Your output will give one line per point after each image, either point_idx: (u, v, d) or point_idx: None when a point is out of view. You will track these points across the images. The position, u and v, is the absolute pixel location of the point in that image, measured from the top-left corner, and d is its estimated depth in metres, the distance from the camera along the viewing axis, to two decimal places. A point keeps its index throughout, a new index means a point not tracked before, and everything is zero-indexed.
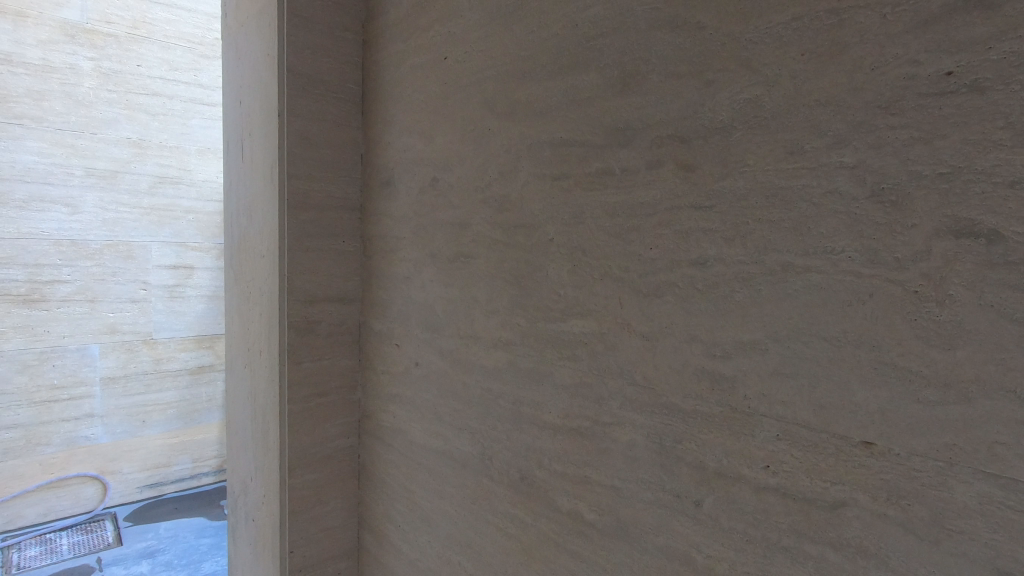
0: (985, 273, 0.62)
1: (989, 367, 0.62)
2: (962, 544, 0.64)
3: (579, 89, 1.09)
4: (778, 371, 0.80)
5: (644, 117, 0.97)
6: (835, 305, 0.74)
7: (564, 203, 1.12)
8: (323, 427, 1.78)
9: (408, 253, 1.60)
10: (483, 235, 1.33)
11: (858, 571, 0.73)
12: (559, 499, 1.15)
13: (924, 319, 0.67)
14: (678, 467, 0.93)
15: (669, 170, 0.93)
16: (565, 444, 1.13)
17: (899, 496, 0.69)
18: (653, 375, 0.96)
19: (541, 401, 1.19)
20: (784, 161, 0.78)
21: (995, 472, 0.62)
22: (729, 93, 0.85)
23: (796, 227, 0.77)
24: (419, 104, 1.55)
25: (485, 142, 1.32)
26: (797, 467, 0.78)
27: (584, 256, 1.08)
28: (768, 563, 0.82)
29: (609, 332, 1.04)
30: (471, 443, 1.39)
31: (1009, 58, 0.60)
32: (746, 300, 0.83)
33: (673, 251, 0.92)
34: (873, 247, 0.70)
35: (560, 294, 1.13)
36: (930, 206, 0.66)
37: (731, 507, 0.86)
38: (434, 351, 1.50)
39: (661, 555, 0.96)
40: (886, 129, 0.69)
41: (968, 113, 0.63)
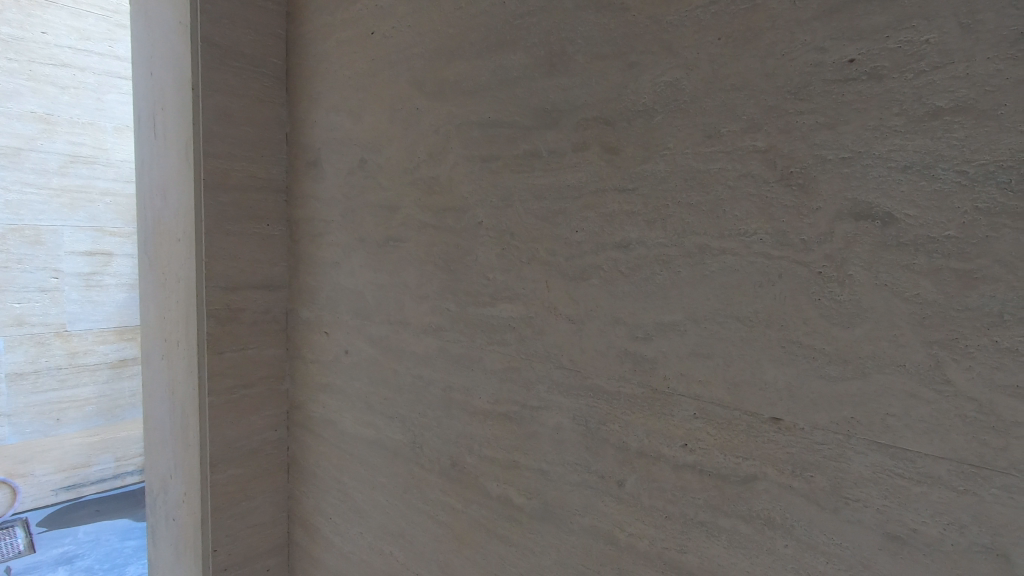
0: (881, 254, 0.65)
1: (884, 343, 0.65)
2: (858, 511, 0.68)
3: (507, 69, 1.06)
4: (695, 351, 0.81)
5: (570, 99, 0.96)
6: (747, 286, 0.76)
7: (493, 185, 1.10)
8: (248, 419, 1.70)
9: (336, 237, 1.54)
10: (412, 218, 1.29)
11: (767, 541, 0.76)
12: (488, 484, 1.15)
13: (827, 298, 0.69)
14: (603, 449, 0.94)
15: (594, 152, 0.92)
16: (495, 429, 1.12)
17: (803, 469, 0.72)
18: (579, 358, 0.96)
19: (471, 386, 1.17)
20: (702, 145, 0.79)
21: (886, 443, 0.65)
22: (650, 76, 0.85)
23: (713, 209, 0.79)
24: (346, 80, 1.48)
25: (413, 122, 1.28)
26: (712, 444, 0.80)
27: (512, 239, 1.07)
28: (686, 538, 0.84)
29: (536, 316, 1.03)
30: (402, 432, 1.36)
31: (904, 47, 0.63)
32: (666, 282, 0.84)
33: (598, 234, 0.92)
34: (782, 229, 0.72)
35: (489, 278, 1.12)
36: (833, 189, 0.68)
37: (652, 485, 0.87)
38: (364, 338, 1.45)
39: (586, 535, 0.97)
40: (795, 114, 0.71)
41: (868, 100, 0.65)
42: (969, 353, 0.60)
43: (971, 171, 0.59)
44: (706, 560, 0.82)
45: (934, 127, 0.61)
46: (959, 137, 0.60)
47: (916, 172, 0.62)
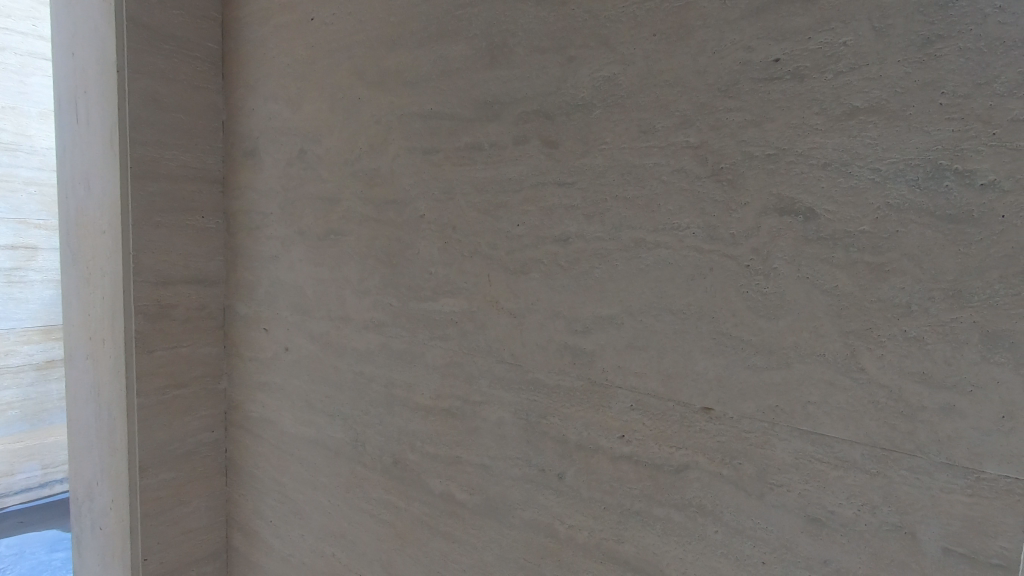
0: (803, 248, 0.67)
1: (805, 334, 0.68)
2: (781, 496, 0.70)
3: (448, 60, 1.05)
4: (631, 344, 0.82)
5: (511, 91, 0.95)
6: (680, 279, 0.77)
7: (434, 178, 1.08)
8: (182, 421, 1.62)
9: (274, 230, 1.49)
10: (353, 211, 1.26)
11: (698, 528, 0.78)
12: (431, 481, 1.13)
13: (754, 290, 0.71)
14: (543, 442, 0.94)
15: (534, 146, 0.92)
16: (437, 425, 1.11)
17: (731, 456, 0.74)
18: (520, 352, 0.96)
19: (413, 382, 1.15)
20: (638, 140, 0.80)
21: (807, 429, 0.68)
22: (588, 70, 0.85)
23: (647, 204, 0.80)
24: (285, 67, 1.43)
25: (354, 112, 1.24)
26: (647, 435, 0.82)
27: (454, 233, 1.05)
28: (622, 528, 0.85)
29: (478, 311, 1.02)
30: (344, 430, 1.32)
31: (824, 49, 0.65)
32: (604, 275, 0.85)
33: (538, 227, 0.92)
34: (712, 223, 0.74)
35: (431, 272, 1.10)
36: (759, 185, 0.70)
37: (590, 477, 0.88)
38: (305, 335, 1.41)
39: (527, 529, 0.97)
40: (724, 111, 0.72)
41: (791, 98, 0.67)
42: (881, 342, 0.63)
43: (883, 169, 0.62)
44: (642, 549, 0.83)
45: (850, 126, 0.64)
46: (872, 136, 0.63)
47: (835, 169, 0.65)
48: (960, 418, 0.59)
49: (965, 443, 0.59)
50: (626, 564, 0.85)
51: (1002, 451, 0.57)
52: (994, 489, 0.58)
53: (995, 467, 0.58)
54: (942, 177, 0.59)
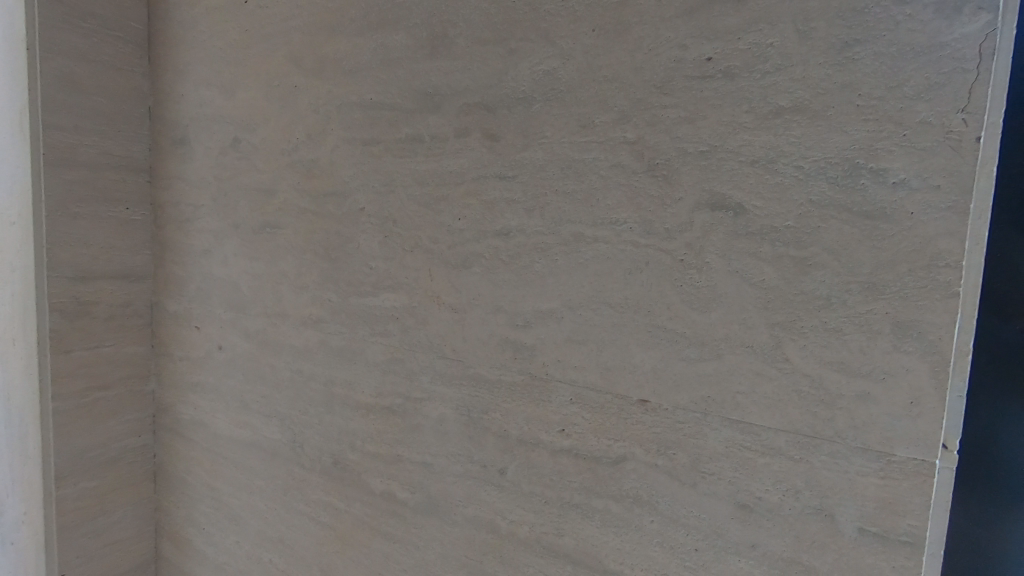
0: (733, 243, 0.69)
1: (734, 327, 0.70)
2: (713, 484, 0.72)
3: (389, 49, 1.02)
4: (571, 338, 0.83)
5: (452, 83, 0.94)
6: (618, 273, 0.78)
7: (374, 170, 1.05)
8: (104, 426, 1.52)
9: (206, 223, 1.41)
10: (290, 204, 1.21)
11: (635, 518, 0.79)
12: (372, 481, 1.10)
13: (687, 284, 0.73)
14: (484, 438, 0.93)
15: (475, 139, 0.91)
16: (378, 424, 1.09)
17: (666, 447, 0.76)
18: (461, 348, 0.95)
19: (353, 380, 1.12)
20: (577, 135, 0.81)
21: (736, 418, 0.70)
22: (529, 63, 0.85)
23: (586, 199, 0.80)
24: (217, 51, 1.36)
25: (291, 100, 1.19)
26: (586, 428, 0.82)
27: (395, 226, 1.03)
28: (562, 522, 0.86)
29: (419, 306, 1.00)
30: (281, 431, 1.28)
31: (752, 49, 0.67)
32: (544, 270, 0.85)
33: (480, 221, 0.91)
34: (649, 218, 0.75)
35: (372, 267, 1.07)
36: (693, 180, 0.72)
37: (531, 472, 0.88)
38: (239, 332, 1.35)
39: (469, 525, 0.96)
40: (660, 108, 0.74)
41: (722, 96, 0.69)
42: (804, 333, 0.66)
43: (806, 167, 0.65)
44: (581, 541, 0.84)
45: (776, 124, 0.66)
46: (797, 135, 0.65)
47: (762, 166, 0.67)
48: (874, 405, 0.62)
49: (878, 428, 0.62)
50: (566, 557, 0.86)
51: (910, 435, 0.61)
52: (903, 470, 0.61)
53: (904, 450, 0.61)
54: (858, 175, 0.62)
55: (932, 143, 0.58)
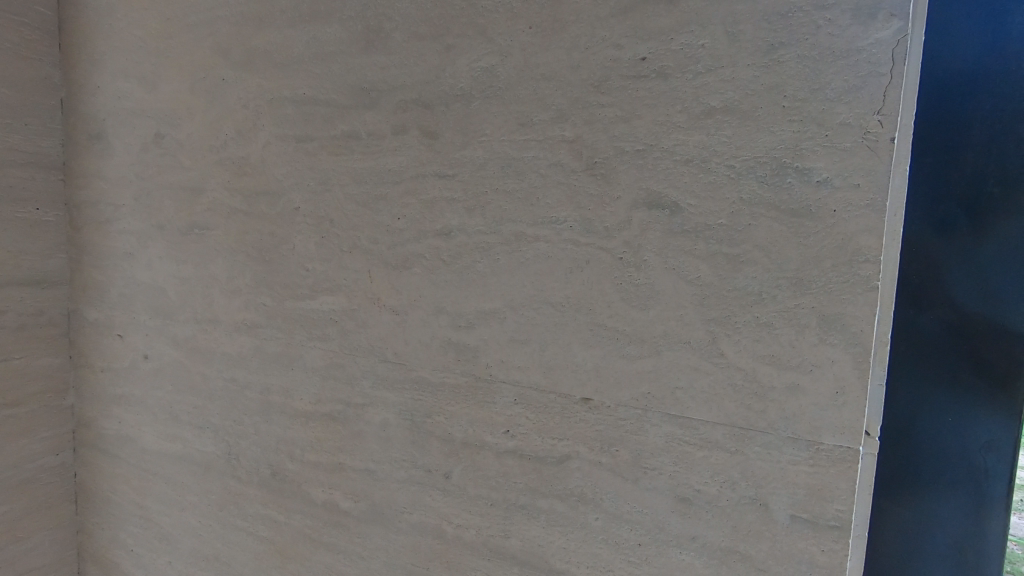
0: (669, 241, 0.70)
1: (672, 323, 0.71)
2: (654, 479, 0.73)
3: (322, 42, 0.98)
4: (514, 338, 0.82)
5: (388, 79, 0.91)
6: (559, 272, 0.78)
7: (309, 168, 1.01)
8: (16, 445, 1.39)
9: (128, 224, 1.32)
10: (219, 203, 1.15)
11: (580, 516, 0.79)
12: (313, 491, 1.07)
13: (626, 282, 0.73)
14: (428, 442, 0.92)
15: (413, 136, 0.89)
16: (318, 432, 1.05)
17: (608, 444, 0.76)
18: (403, 351, 0.93)
19: (291, 387, 1.08)
20: (516, 133, 0.80)
21: (675, 413, 0.71)
22: (467, 60, 0.83)
23: (526, 197, 0.80)
24: (137, 41, 1.27)
25: (219, 94, 1.13)
26: (530, 428, 0.82)
27: (332, 227, 0.99)
28: (508, 523, 0.85)
29: (358, 309, 0.98)
30: (215, 443, 1.21)
31: (684, 50, 0.68)
32: (486, 270, 0.84)
33: (420, 221, 0.89)
34: (588, 216, 0.75)
35: (308, 269, 1.03)
36: (630, 179, 0.72)
37: (476, 474, 0.87)
38: (167, 340, 1.27)
39: (414, 532, 0.94)
40: (597, 107, 0.74)
41: (656, 96, 0.70)
42: (737, 328, 0.67)
43: (737, 166, 0.66)
44: (527, 542, 0.84)
45: (709, 124, 0.67)
46: (727, 135, 0.66)
47: (695, 165, 0.68)
48: (803, 396, 0.65)
49: (807, 418, 0.65)
50: (513, 558, 0.85)
51: (836, 424, 0.63)
52: (830, 458, 0.64)
53: (831, 438, 0.64)
54: (785, 174, 0.64)
55: (852, 144, 0.61)
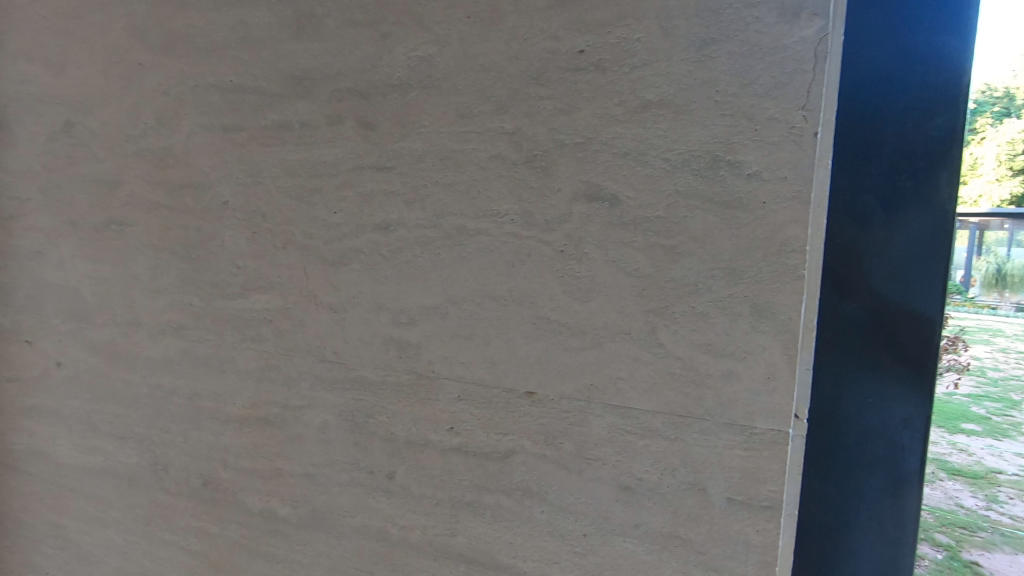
0: (609, 233, 0.71)
1: (613, 315, 0.72)
2: (598, 469, 0.74)
3: (250, 26, 0.93)
4: (457, 333, 0.81)
5: (322, 67, 0.87)
6: (501, 266, 0.77)
7: (238, 160, 0.96)
8: None
9: (34, 220, 1.21)
10: (139, 197, 1.07)
11: (526, 510, 0.79)
12: (248, 500, 1.02)
13: (568, 274, 0.73)
14: (370, 443, 0.89)
15: (349, 127, 0.86)
16: (254, 437, 1.00)
17: (553, 437, 0.76)
18: (342, 350, 0.90)
19: (223, 391, 1.02)
20: (455, 124, 0.78)
21: (617, 404, 0.72)
22: (404, 49, 0.81)
23: (467, 190, 0.78)
24: (39, 19, 1.16)
25: (136, 80, 1.05)
26: (474, 424, 0.81)
27: (264, 222, 0.95)
28: (454, 522, 0.84)
29: (294, 307, 0.93)
30: (139, 454, 1.13)
31: (621, 43, 0.68)
32: (427, 264, 0.82)
33: (357, 214, 0.86)
34: (529, 209, 0.75)
35: (239, 266, 0.98)
36: (570, 171, 0.72)
37: (420, 474, 0.86)
38: (83, 346, 1.18)
39: (357, 536, 0.92)
40: (536, 99, 0.73)
41: (595, 89, 0.70)
42: (675, 318, 0.69)
43: (672, 159, 0.67)
44: (473, 539, 0.83)
45: (646, 118, 0.68)
46: (663, 128, 0.67)
47: (633, 158, 0.69)
48: (737, 382, 0.67)
49: (741, 403, 0.67)
50: (459, 557, 0.84)
51: (768, 408, 0.66)
52: (763, 441, 0.66)
53: (764, 422, 0.66)
54: (718, 167, 0.65)
55: (779, 138, 0.63)
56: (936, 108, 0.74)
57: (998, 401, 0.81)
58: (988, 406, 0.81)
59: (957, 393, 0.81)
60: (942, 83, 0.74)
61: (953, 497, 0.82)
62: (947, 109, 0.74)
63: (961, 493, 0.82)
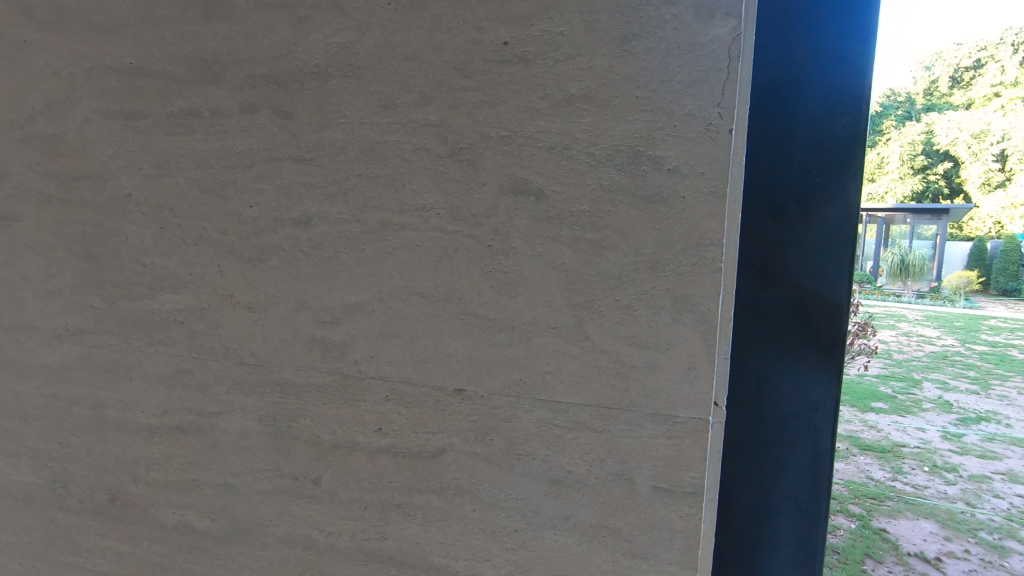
0: (535, 227, 0.70)
1: (540, 310, 0.71)
2: (528, 464, 0.74)
3: (151, 4, 0.86)
4: (383, 332, 0.78)
5: (233, 51, 0.82)
6: (428, 261, 0.75)
7: (141, 149, 0.89)
8: None
9: None
10: (26, 189, 0.97)
11: (457, 509, 0.78)
12: (162, 514, 0.95)
13: (495, 270, 0.73)
14: (294, 447, 0.86)
15: (265, 116, 0.81)
16: (167, 447, 0.94)
17: (483, 433, 0.76)
18: (261, 352, 0.85)
19: (130, 400, 0.95)
20: (378, 115, 0.76)
21: (546, 398, 0.72)
22: (322, 34, 0.77)
23: (391, 183, 0.76)
24: None
25: (19, 59, 0.95)
26: (403, 424, 0.79)
27: (173, 216, 0.88)
28: (384, 524, 0.82)
29: (208, 307, 0.88)
30: (35, 471, 1.04)
31: (544, 36, 0.68)
32: (351, 260, 0.79)
33: (275, 209, 0.82)
34: (455, 203, 0.73)
35: (145, 264, 0.91)
36: (496, 165, 0.71)
37: (348, 477, 0.83)
38: None
39: (282, 545, 0.88)
40: (460, 90, 0.72)
41: (519, 82, 0.69)
42: (601, 311, 0.69)
43: (596, 153, 0.68)
44: (404, 541, 0.81)
45: (570, 112, 0.68)
46: (587, 122, 0.68)
47: (558, 152, 0.69)
48: (661, 372, 0.68)
49: (664, 394, 0.69)
50: (390, 561, 0.82)
51: (689, 397, 0.68)
52: (685, 429, 0.68)
53: (685, 411, 0.68)
54: (640, 162, 0.66)
55: (697, 135, 0.64)
56: (843, 109, 0.79)
57: (902, 380, 0.95)
58: (893, 385, 0.95)
59: (867, 373, 0.94)
60: (847, 85, 0.78)
61: (864, 470, 0.92)
62: (851, 110, 0.79)
63: (871, 466, 0.92)
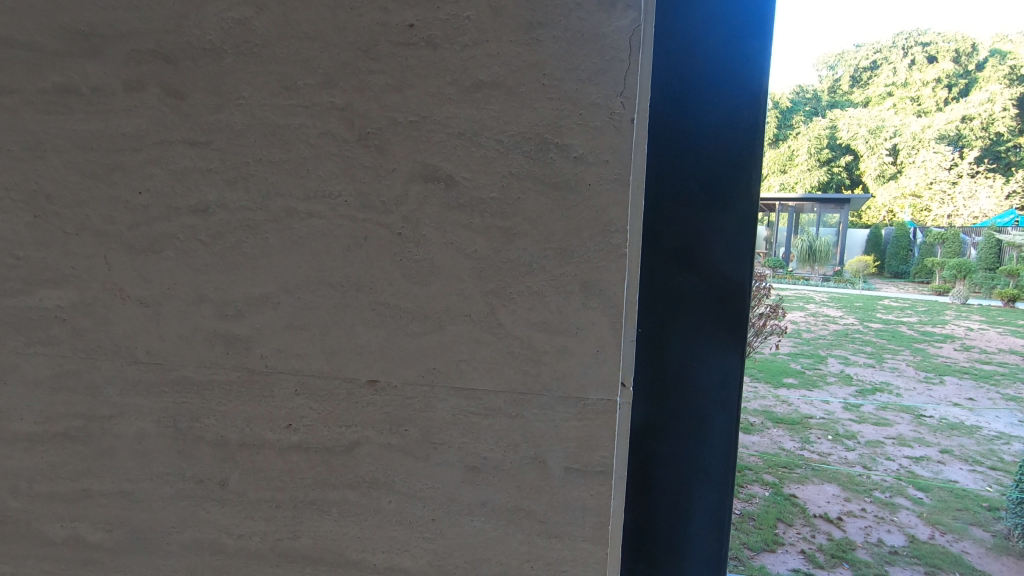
0: (446, 215, 0.70)
1: (453, 297, 0.71)
2: (443, 453, 0.74)
3: None
4: (291, 324, 0.75)
5: (114, 22, 0.75)
6: (336, 251, 0.73)
7: (9, 129, 0.80)
8: None
9: None
10: None
11: (372, 502, 0.77)
12: (49, 529, 0.88)
13: (406, 258, 0.71)
14: (198, 449, 0.81)
15: (152, 95, 0.75)
16: (53, 456, 0.86)
17: (398, 424, 0.75)
18: (157, 349, 0.80)
19: (6, 407, 0.86)
20: (279, 97, 0.72)
21: (460, 386, 0.72)
22: (214, 8, 0.72)
23: (295, 169, 0.72)
24: None
25: None
26: (315, 419, 0.77)
27: (49, 203, 0.80)
28: (297, 523, 0.80)
29: (95, 303, 0.81)
30: None
31: (451, 21, 0.67)
32: (254, 250, 0.75)
33: (167, 196, 0.76)
34: (363, 190, 0.71)
35: (18, 257, 0.82)
36: (405, 151, 0.70)
37: (258, 477, 0.80)
38: None
39: (187, 553, 0.83)
40: (366, 73, 0.69)
41: (427, 67, 0.68)
42: (513, 298, 0.70)
43: (505, 140, 0.67)
44: (319, 539, 0.79)
45: (477, 98, 0.68)
46: (495, 109, 0.67)
47: (467, 139, 0.68)
48: (572, 357, 0.70)
49: (575, 377, 0.70)
50: (304, 560, 0.80)
51: (598, 380, 0.70)
52: (595, 411, 0.70)
53: (595, 393, 0.70)
54: (547, 150, 0.67)
55: (601, 123, 0.66)
56: (742, 103, 0.83)
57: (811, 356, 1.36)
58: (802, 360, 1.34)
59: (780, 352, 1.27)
60: (746, 81, 0.82)
61: (776, 438, 1.21)
62: (751, 104, 0.83)
63: (783, 433, 1.22)
